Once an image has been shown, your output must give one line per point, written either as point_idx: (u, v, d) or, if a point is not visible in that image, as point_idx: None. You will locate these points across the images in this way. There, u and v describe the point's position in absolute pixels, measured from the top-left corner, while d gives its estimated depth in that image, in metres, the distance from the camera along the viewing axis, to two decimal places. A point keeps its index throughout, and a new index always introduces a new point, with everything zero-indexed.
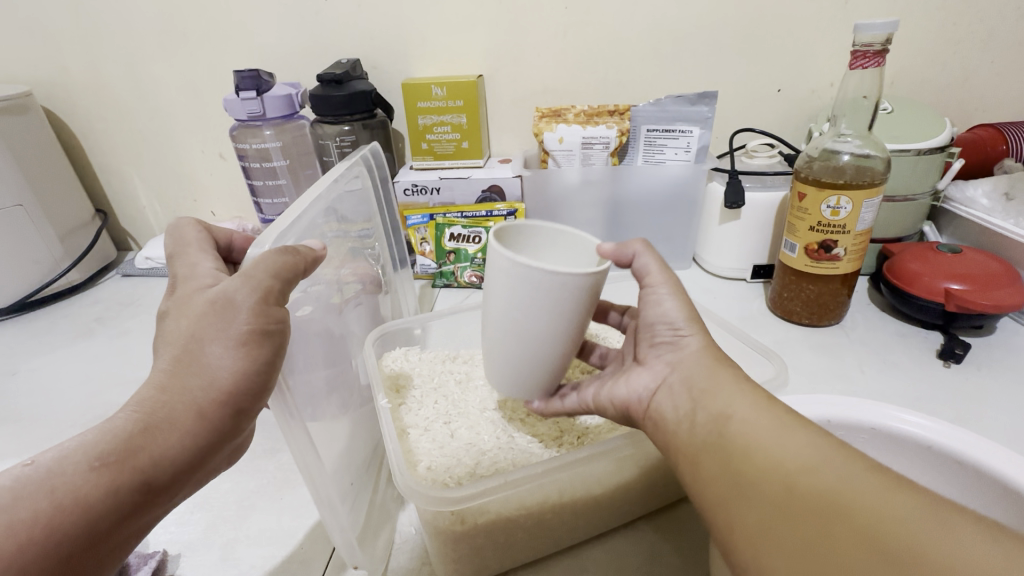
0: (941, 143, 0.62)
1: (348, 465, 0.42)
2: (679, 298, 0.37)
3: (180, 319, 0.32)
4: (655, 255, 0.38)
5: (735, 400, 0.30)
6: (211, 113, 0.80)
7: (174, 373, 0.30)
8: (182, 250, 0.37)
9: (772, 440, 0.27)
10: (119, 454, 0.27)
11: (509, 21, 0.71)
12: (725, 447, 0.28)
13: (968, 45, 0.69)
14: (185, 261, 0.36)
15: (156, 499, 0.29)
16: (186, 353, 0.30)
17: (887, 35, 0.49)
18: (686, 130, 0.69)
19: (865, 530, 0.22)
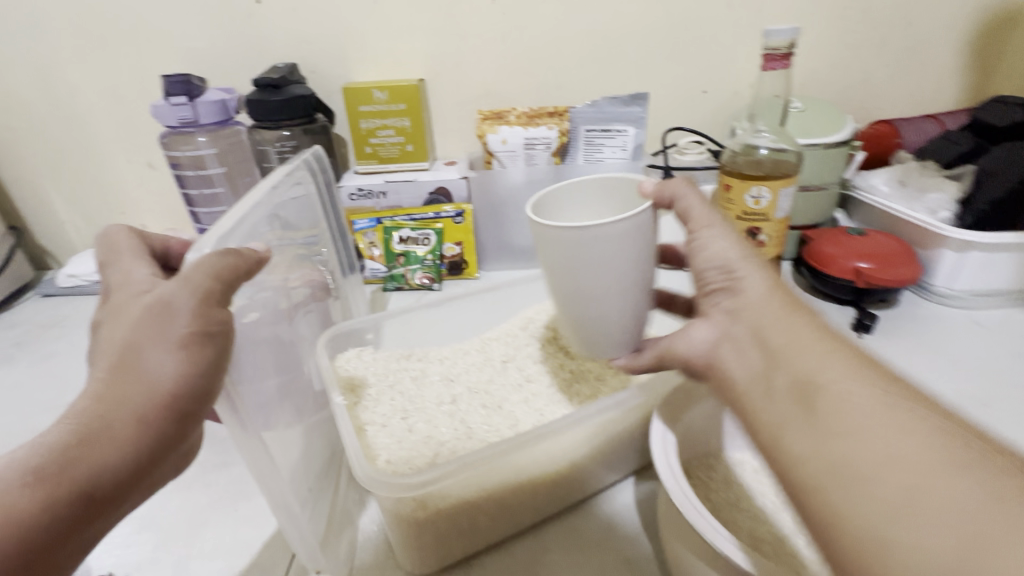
0: (844, 137, 0.69)
1: (304, 471, 0.41)
2: (731, 238, 0.36)
3: (117, 327, 0.30)
4: (697, 192, 0.37)
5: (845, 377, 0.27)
6: (137, 121, 0.77)
7: (111, 382, 0.29)
8: (114, 257, 0.36)
9: (894, 429, 0.24)
10: (55, 468, 0.26)
11: (447, 26, 0.73)
12: (829, 429, 0.26)
13: (864, 50, 0.77)
14: (118, 269, 0.34)
15: (100, 512, 0.28)
16: (123, 360, 0.29)
17: (791, 40, 0.55)
18: (622, 130, 0.73)
19: (1019, 557, 0.19)
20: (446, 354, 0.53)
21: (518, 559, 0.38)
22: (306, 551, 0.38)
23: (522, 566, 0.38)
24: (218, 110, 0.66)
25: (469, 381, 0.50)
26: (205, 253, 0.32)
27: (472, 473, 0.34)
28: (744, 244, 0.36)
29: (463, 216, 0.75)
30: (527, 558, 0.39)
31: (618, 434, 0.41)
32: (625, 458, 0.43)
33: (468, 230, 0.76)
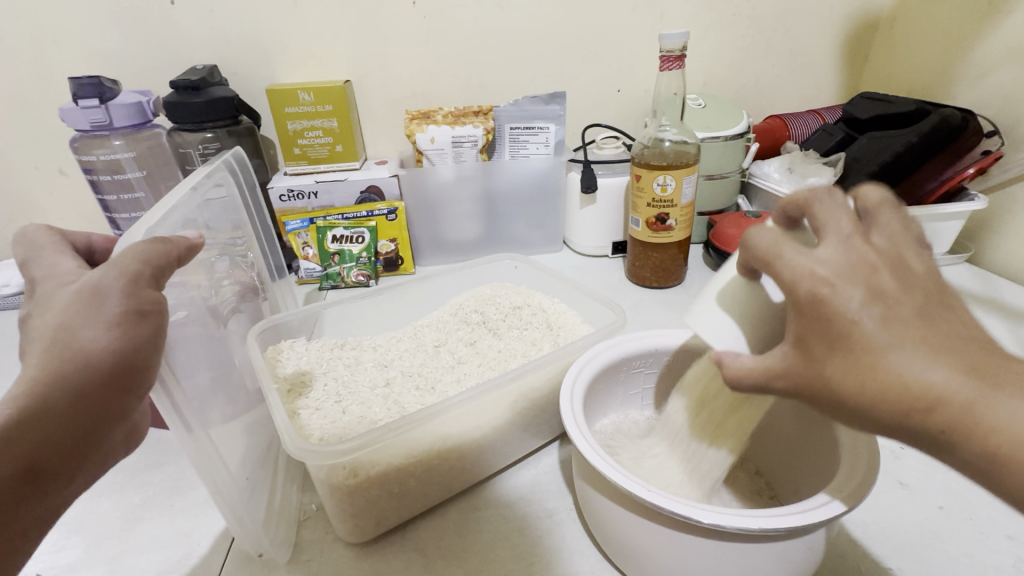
0: (739, 131, 0.77)
1: (243, 460, 0.41)
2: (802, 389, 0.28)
3: (45, 313, 0.31)
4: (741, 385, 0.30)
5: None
6: (44, 124, 0.73)
7: (42, 363, 0.30)
8: (34, 251, 0.36)
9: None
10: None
11: (371, 29, 0.75)
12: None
13: (755, 53, 0.86)
14: (43, 262, 0.35)
15: (46, 485, 0.29)
16: (54, 343, 0.30)
17: (682, 43, 0.61)
18: (544, 127, 0.78)
19: None
20: (380, 342, 0.56)
21: (451, 522, 0.42)
22: (248, 535, 0.38)
23: (454, 527, 0.42)
24: (135, 113, 0.65)
25: (402, 365, 0.53)
26: (135, 242, 0.33)
27: (399, 436, 0.38)
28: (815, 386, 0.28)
29: (396, 213, 0.77)
30: (458, 519, 0.42)
31: (538, 400, 0.45)
32: (549, 423, 0.47)
33: (401, 226, 0.78)
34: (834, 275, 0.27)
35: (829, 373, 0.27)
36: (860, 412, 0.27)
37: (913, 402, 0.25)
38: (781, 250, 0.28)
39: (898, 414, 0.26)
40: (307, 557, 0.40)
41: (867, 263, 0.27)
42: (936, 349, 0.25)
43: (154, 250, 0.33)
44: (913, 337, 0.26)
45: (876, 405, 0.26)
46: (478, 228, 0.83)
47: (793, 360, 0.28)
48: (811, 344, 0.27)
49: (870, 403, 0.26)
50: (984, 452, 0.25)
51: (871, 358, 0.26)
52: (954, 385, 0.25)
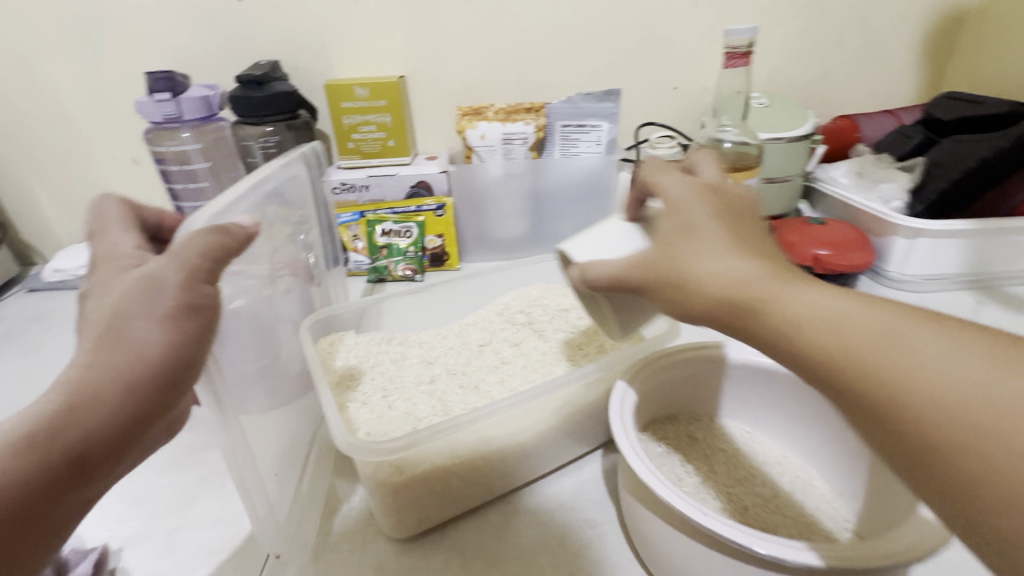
0: (806, 132, 0.72)
1: (273, 456, 0.42)
2: (652, 276, 0.32)
3: (104, 296, 0.32)
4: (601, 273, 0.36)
5: (832, 335, 0.25)
6: (121, 116, 0.78)
7: (97, 349, 0.30)
8: (104, 226, 0.37)
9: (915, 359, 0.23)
10: (42, 437, 0.27)
11: (426, 25, 0.75)
12: (883, 403, 0.24)
13: (825, 49, 0.81)
14: (106, 240, 0.36)
15: (89, 475, 0.29)
16: (109, 329, 0.30)
17: (750, 39, 0.58)
18: (596, 125, 0.76)
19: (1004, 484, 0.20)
20: (425, 338, 0.56)
21: (491, 524, 0.42)
22: (264, 535, 0.38)
23: (494, 529, 0.41)
24: (202, 106, 0.67)
25: (447, 363, 0.53)
26: (194, 230, 0.33)
27: (448, 438, 0.38)
28: (658, 269, 0.32)
29: (444, 209, 0.77)
30: (498, 522, 0.42)
31: (582, 408, 0.44)
32: (597, 429, 0.47)
33: (448, 222, 0.79)
34: (698, 188, 0.33)
35: (674, 252, 0.31)
36: (693, 290, 0.30)
37: (735, 282, 0.29)
38: (659, 174, 0.35)
39: (726, 293, 0.29)
40: (348, 546, 0.41)
41: (719, 191, 0.33)
42: (755, 252, 0.30)
43: (214, 242, 0.33)
44: (727, 237, 0.30)
45: (690, 283, 0.30)
46: (524, 227, 0.83)
47: (651, 253, 0.33)
48: (664, 232, 0.32)
49: (703, 277, 0.30)
50: (782, 332, 0.27)
51: (703, 242, 0.30)
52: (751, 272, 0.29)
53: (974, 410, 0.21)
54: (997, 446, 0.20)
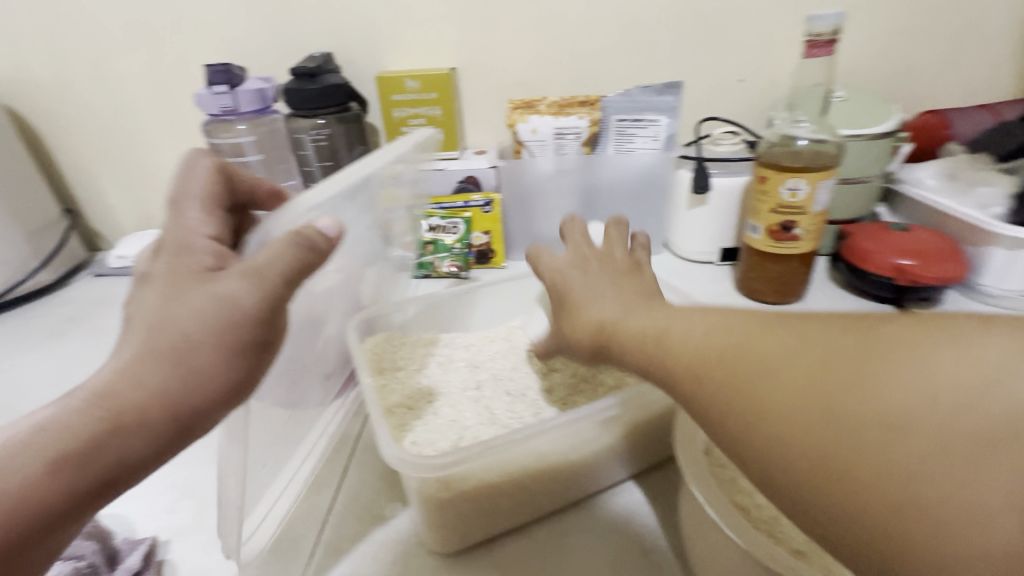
0: (890, 128, 0.66)
1: (268, 442, 0.39)
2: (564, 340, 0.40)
3: (171, 302, 0.30)
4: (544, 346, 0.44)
5: (647, 345, 0.30)
6: (181, 108, 0.80)
7: (157, 372, 0.29)
8: (185, 200, 0.35)
9: (704, 356, 0.27)
10: (74, 459, 0.28)
11: (479, 15, 0.73)
12: (677, 393, 0.28)
13: (914, 36, 0.74)
14: (181, 221, 0.34)
15: (119, 488, 0.30)
16: (173, 350, 0.29)
17: (835, 27, 0.53)
18: (655, 120, 0.72)
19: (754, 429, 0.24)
20: (472, 341, 0.55)
21: (538, 544, 0.39)
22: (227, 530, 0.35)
23: (541, 550, 0.39)
24: (257, 99, 0.68)
25: (493, 368, 0.51)
26: (274, 244, 0.31)
27: (502, 456, 0.36)
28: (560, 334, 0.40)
29: (492, 205, 0.75)
30: (547, 542, 0.39)
31: (641, 426, 0.41)
32: (655, 446, 0.43)
33: (495, 219, 0.76)
34: (569, 264, 0.41)
35: (560, 317, 0.39)
36: (573, 340, 0.37)
37: (593, 325, 0.35)
38: (542, 255, 0.44)
39: (588, 335, 0.35)
40: (388, 558, 0.39)
41: (585, 260, 0.41)
42: (604, 295, 0.36)
43: (297, 264, 0.31)
44: (588, 294, 0.37)
45: (574, 339, 0.37)
46: None
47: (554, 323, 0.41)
48: (555, 302, 0.41)
49: (574, 329, 0.37)
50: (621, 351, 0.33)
51: (572, 302, 0.38)
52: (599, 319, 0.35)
53: (732, 389, 0.25)
54: (747, 405, 0.24)
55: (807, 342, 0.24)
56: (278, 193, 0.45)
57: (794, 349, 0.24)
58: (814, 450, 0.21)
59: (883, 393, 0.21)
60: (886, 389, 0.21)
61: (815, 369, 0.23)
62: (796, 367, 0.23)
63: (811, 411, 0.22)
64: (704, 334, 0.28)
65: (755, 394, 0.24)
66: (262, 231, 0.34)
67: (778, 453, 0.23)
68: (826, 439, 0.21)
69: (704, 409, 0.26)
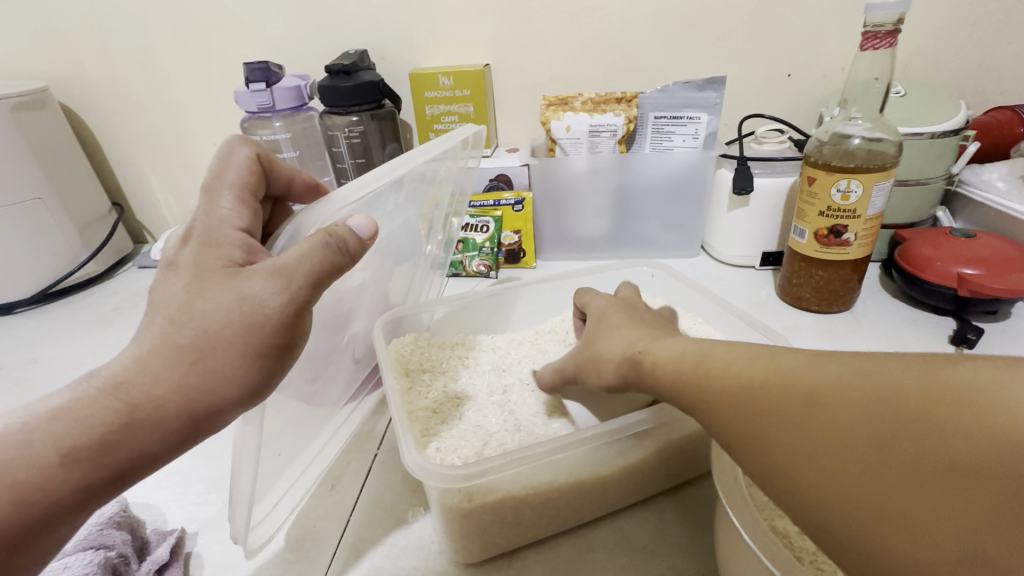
0: (956, 126, 0.61)
1: (281, 433, 0.37)
2: (587, 364, 0.39)
3: (195, 297, 0.30)
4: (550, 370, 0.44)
5: (686, 376, 0.29)
6: (222, 106, 0.81)
7: (175, 369, 0.29)
8: (220, 186, 0.35)
9: (742, 383, 0.26)
10: (89, 452, 0.28)
11: (515, 10, 0.71)
12: (713, 428, 0.27)
13: (986, 26, 0.68)
14: (210, 209, 0.34)
15: (130, 480, 0.30)
16: (195, 348, 0.30)
17: (899, 15, 0.48)
18: (695, 117, 0.69)
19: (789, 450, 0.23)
20: (499, 344, 0.54)
21: (562, 559, 0.38)
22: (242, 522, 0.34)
23: (566, 565, 0.37)
24: (294, 96, 0.69)
25: (519, 374, 0.50)
26: (304, 243, 0.31)
27: (526, 468, 0.34)
28: (586, 355, 0.39)
29: (523, 204, 0.74)
30: (570, 558, 0.38)
31: (669, 447, 0.39)
32: (688, 462, 0.41)
33: (527, 218, 0.75)
34: (605, 299, 0.43)
35: (591, 340, 0.39)
36: (599, 359, 0.37)
37: (625, 346, 0.35)
38: (590, 295, 0.46)
39: (620, 353, 0.35)
40: (408, 564, 0.38)
41: (630, 302, 0.42)
42: (638, 324, 0.37)
43: (325, 267, 0.31)
44: (618, 326, 0.38)
45: (598, 366, 0.37)
46: (607, 226, 0.77)
47: (580, 350, 0.41)
48: (589, 331, 0.41)
49: (603, 349, 0.37)
50: (653, 374, 0.32)
51: (606, 326, 0.39)
52: (625, 347, 0.35)
53: (774, 432, 0.24)
54: (778, 428, 0.23)
55: (861, 387, 0.22)
56: (314, 186, 0.45)
57: (846, 396, 0.22)
58: (858, 488, 0.20)
59: (942, 452, 0.19)
60: (950, 448, 0.19)
61: (867, 419, 0.21)
62: (845, 412, 0.22)
63: (861, 465, 0.21)
64: (748, 372, 0.26)
65: (798, 440, 0.23)
66: (296, 223, 0.34)
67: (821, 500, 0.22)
68: (872, 492, 0.20)
69: (741, 444, 0.25)
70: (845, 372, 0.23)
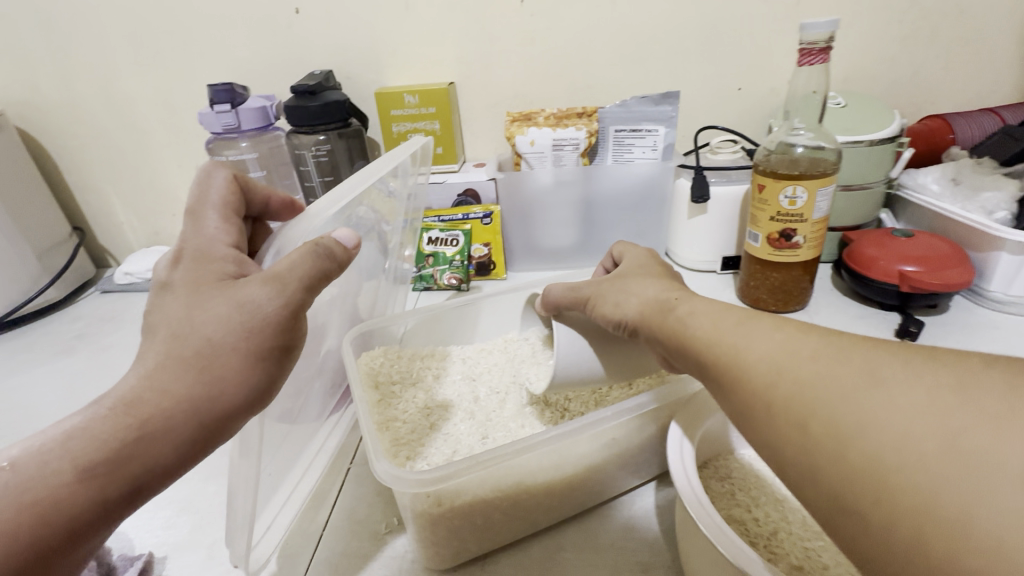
0: (891, 134, 0.65)
1: (273, 451, 0.38)
2: (604, 296, 0.40)
3: (195, 310, 0.30)
4: (555, 289, 0.45)
5: (722, 334, 0.29)
6: (187, 127, 0.81)
7: (182, 379, 0.29)
8: (203, 208, 0.36)
9: (784, 359, 0.25)
10: (106, 467, 0.26)
11: (477, 30, 0.74)
12: (741, 392, 0.27)
13: (914, 42, 0.73)
14: (198, 226, 0.35)
15: (144, 497, 0.28)
16: (199, 357, 0.29)
17: (830, 34, 0.52)
18: (653, 130, 0.72)
19: (846, 434, 0.22)
20: (469, 354, 0.56)
21: (533, 560, 0.39)
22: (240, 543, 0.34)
23: (537, 566, 0.38)
24: (259, 116, 0.69)
25: (489, 383, 0.51)
26: (294, 252, 0.32)
27: (490, 470, 0.35)
28: (608, 291, 0.40)
29: (491, 217, 0.76)
30: (542, 559, 0.39)
31: (634, 445, 0.41)
32: (655, 457, 0.43)
33: (496, 231, 0.77)
34: (642, 253, 0.45)
35: (616, 279, 0.41)
36: (625, 298, 0.38)
37: (650, 296, 0.36)
38: (625, 248, 0.48)
39: (650, 298, 0.36)
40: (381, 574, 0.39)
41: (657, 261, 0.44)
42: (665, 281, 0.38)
43: (318, 272, 0.32)
44: (648, 277, 0.39)
45: (620, 298, 0.38)
46: (574, 236, 0.79)
47: (599, 283, 0.42)
48: (619, 274, 0.42)
49: (627, 291, 0.38)
50: (672, 327, 0.33)
51: (637, 274, 0.41)
52: (647, 292, 0.37)
53: (811, 408, 0.23)
54: (831, 413, 0.23)
55: (917, 392, 0.21)
56: (292, 203, 0.45)
57: (896, 398, 0.22)
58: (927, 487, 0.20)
59: (982, 476, 0.19)
60: (990, 473, 0.19)
61: (912, 425, 0.21)
62: (887, 411, 0.21)
63: (887, 466, 0.21)
64: (800, 349, 0.25)
65: (831, 426, 0.23)
66: (279, 243, 0.36)
67: (832, 485, 0.22)
68: (890, 489, 0.21)
69: (760, 413, 0.26)
70: (901, 374, 0.22)
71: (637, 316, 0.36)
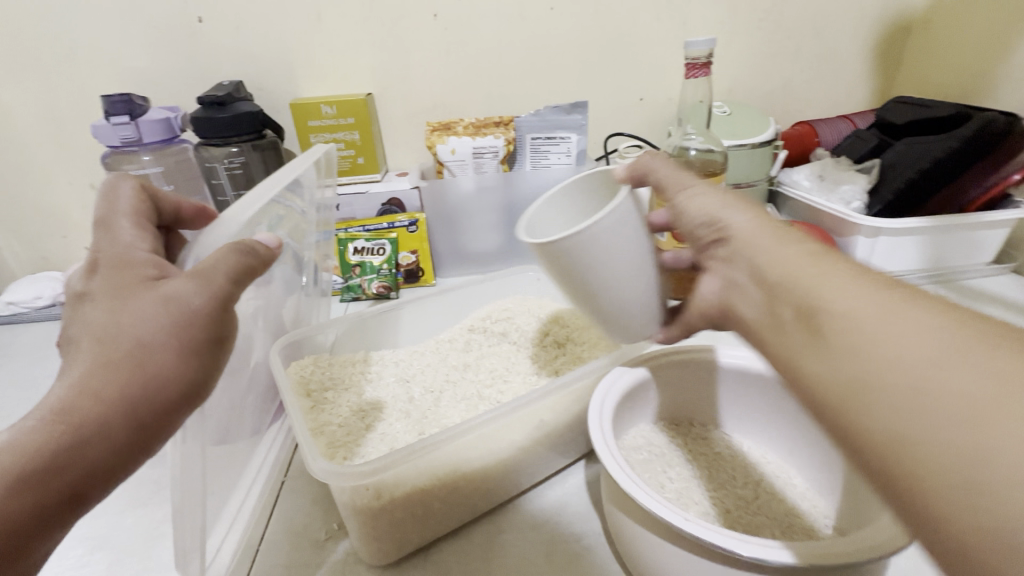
0: (768, 137, 0.75)
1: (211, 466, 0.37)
2: (712, 195, 0.36)
3: (119, 313, 0.29)
4: (661, 162, 0.38)
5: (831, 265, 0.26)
6: (77, 141, 0.75)
7: (110, 383, 0.28)
8: (113, 218, 0.35)
9: (900, 292, 0.23)
10: (42, 475, 0.26)
11: (392, 42, 0.75)
12: None
13: (781, 59, 0.84)
14: (112, 235, 0.33)
15: (86, 502, 0.28)
16: (128, 358, 0.28)
17: (708, 51, 0.59)
18: (566, 137, 0.77)
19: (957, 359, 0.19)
20: (401, 356, 0.56)
21: (476, 545, 0.40)
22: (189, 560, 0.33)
23: (479, 550, 0.40)
24: (163, 128, 0.66)
25: (423, 383, 0.53)
26: (217, 249, 0.32)
27: (425, 460, 0.37)
28: (723, 194, 0.35)
29: (417, 225, 0.77)
30: (483, 542, 0.41)
31: (563, 424, 0.44)
32: (582, 436, 0.46)
33: (422, 238, 0.78)
34: None
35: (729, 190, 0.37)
36: (737, 207, 0.34)
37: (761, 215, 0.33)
38: None
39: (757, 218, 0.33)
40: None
41: None
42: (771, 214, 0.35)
43: (244, 267, 0.32)
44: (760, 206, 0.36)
45: (732, 204, 0.34)
46: (498, 240, 0.82)
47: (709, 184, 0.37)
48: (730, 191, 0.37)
49: (736, 201, 0.35)
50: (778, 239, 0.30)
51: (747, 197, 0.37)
52: (758, 209, 0.33)
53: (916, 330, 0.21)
54: (941, 337, 0.20)
55: None
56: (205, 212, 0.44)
57: None
58: None
59: None
60: None
61: None
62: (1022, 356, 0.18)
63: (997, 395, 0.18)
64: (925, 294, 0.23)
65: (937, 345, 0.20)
66: (199, 249, 0.35)
67: (886, 425, 0.20)
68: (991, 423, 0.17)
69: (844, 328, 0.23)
70: None
71: (748, 224, 0.32)
